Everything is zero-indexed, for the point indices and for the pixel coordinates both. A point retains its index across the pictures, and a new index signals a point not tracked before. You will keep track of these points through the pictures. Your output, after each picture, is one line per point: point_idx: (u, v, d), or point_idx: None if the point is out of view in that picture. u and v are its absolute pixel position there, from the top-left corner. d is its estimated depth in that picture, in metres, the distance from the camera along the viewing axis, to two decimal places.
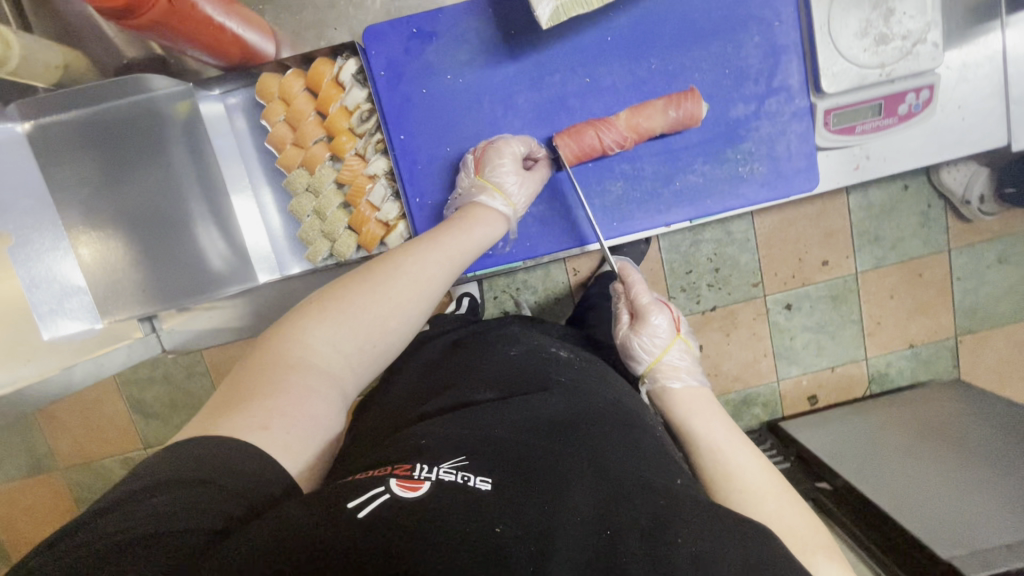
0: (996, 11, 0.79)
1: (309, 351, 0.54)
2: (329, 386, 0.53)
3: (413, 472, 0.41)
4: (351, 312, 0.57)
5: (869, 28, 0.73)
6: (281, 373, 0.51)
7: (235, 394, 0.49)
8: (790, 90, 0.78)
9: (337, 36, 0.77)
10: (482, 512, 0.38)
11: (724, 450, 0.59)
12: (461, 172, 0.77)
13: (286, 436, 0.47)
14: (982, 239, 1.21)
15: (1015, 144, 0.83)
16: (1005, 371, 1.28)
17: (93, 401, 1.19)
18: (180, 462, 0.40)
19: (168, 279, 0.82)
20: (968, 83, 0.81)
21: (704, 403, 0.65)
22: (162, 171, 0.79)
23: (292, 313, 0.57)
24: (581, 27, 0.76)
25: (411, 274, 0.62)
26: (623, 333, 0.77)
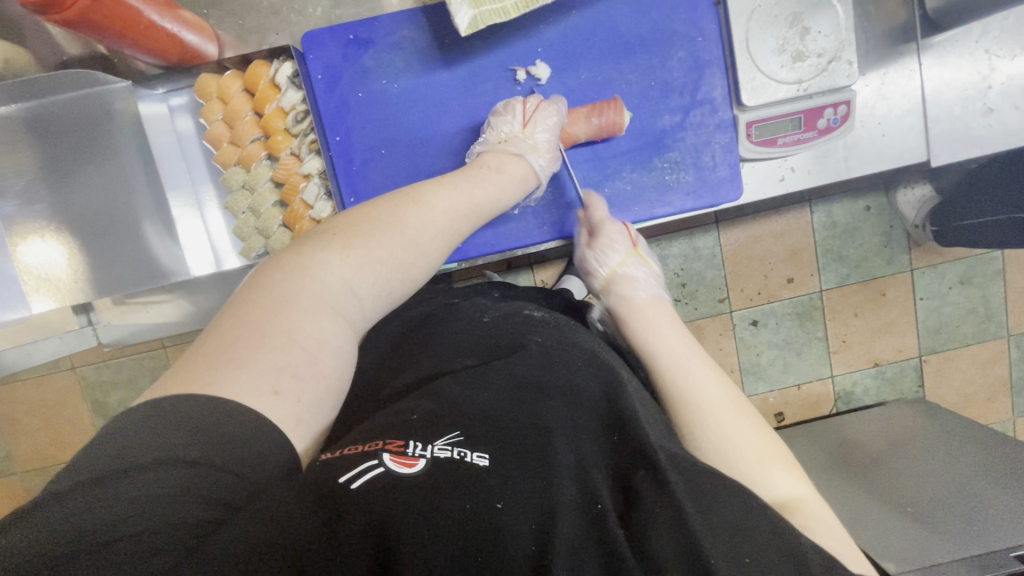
0: (912, 35, 0.83)
1: (329, 294, 0.51)
2: (342, 334, 0.51)
3: (407, 448, 0.40)
4: (377, 257, 0.55)
5: (785, 45, 0.77)
6: (294, 312, 0.48)
7: (237, 338, 0.45)
8: (713, 103, 0.81)
9: (279, 40, 0.80)
10: (479, 488, 0.37)
11: (693, 386, 0.57)
12: (506, 117, 0.77)
13: (297, 403, 0.45)
14: (944, 260, 1.24)
15: (934, 161, 0.86)
16: (970, 392, 1.30)
17: (56, 402, 1.21)
18: (172, 431, 0.38)
19: (107, 268, 0.82)
20: (887, 102, 0.85)
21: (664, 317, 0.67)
22: (105, 163, 0.80)
23: (305, 244, 0.54)
24: (513, 37, 0.79)
25: (439, 223, 0.62)
26: (581, 251, 0.80)
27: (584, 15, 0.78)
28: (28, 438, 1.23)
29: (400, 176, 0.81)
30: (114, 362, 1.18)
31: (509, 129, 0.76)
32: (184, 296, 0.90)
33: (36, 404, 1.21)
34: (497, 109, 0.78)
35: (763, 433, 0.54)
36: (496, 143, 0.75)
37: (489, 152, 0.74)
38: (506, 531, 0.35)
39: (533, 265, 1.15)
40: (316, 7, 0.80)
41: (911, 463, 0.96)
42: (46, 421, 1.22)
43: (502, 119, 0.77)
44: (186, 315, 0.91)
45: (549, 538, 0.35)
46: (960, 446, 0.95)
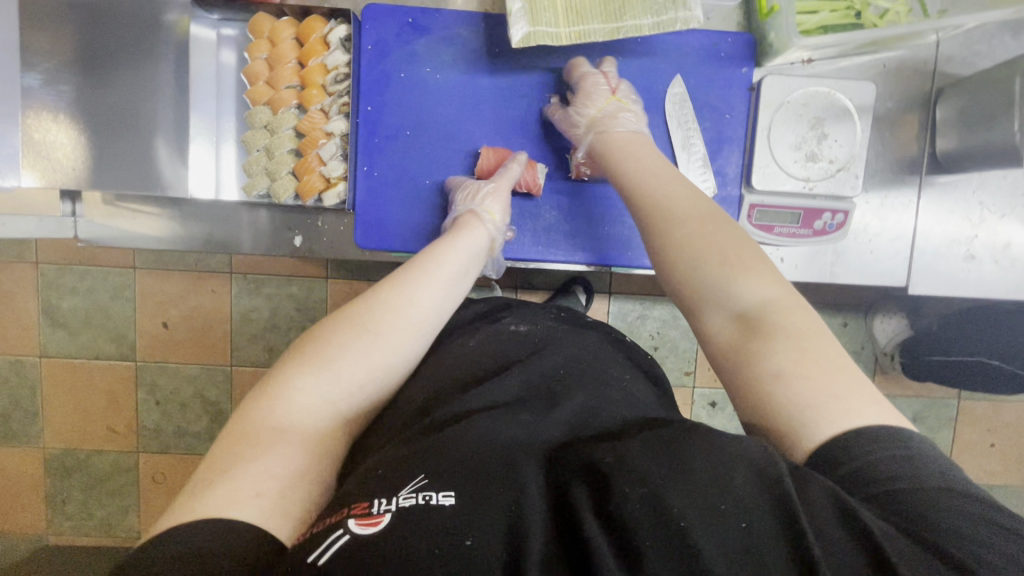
0: (917, 169, 0.89)
1: (286, 411, 0.53)
2: (309, 441, 0.52)
3: (371, 508, 0.40)
4: (326, 355, 0.57)
5: (802, 144, 0.82)
6: (256, 435, 0.50)
7: (203, 476, 0.47)
8: (725, 177, 0.85)
9: (341, 4, 0.84)
10: (447, 529, 0.36)
11: (696, 261, 0.60)
12: (462, 189, 0.80)
13: (279, 493, 0.46)
14: (903, 392, 1.28)
15: (911, 289, 0.90)
16: None
17: (7, 294, 1.18)
18: (166, 543, 0.40)
19: (108, 165, 0.82)
20: (881, 224, 0.90)
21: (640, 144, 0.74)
22: (141, 67, 0.82)
23: (260, 385, 0.55)
24: (558, 65, 0.83)
25: (386, 299, 0.62)
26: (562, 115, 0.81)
27: (629, 64, 0.83)
28: None
29: (416, 160, 0.84)
30: (80, 269, 1.16)
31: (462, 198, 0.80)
32: (174, 213, 0.89)
33: None
34: (453, 185, 0.82)
35: (769, 274, 0.58)
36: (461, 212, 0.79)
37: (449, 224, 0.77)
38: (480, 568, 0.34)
39: (517, 289, 1.16)
40: None
41: None
42: None
43: (459, 195, 0.80)
44: (170, 232, 0.90)
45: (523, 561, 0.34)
46: None
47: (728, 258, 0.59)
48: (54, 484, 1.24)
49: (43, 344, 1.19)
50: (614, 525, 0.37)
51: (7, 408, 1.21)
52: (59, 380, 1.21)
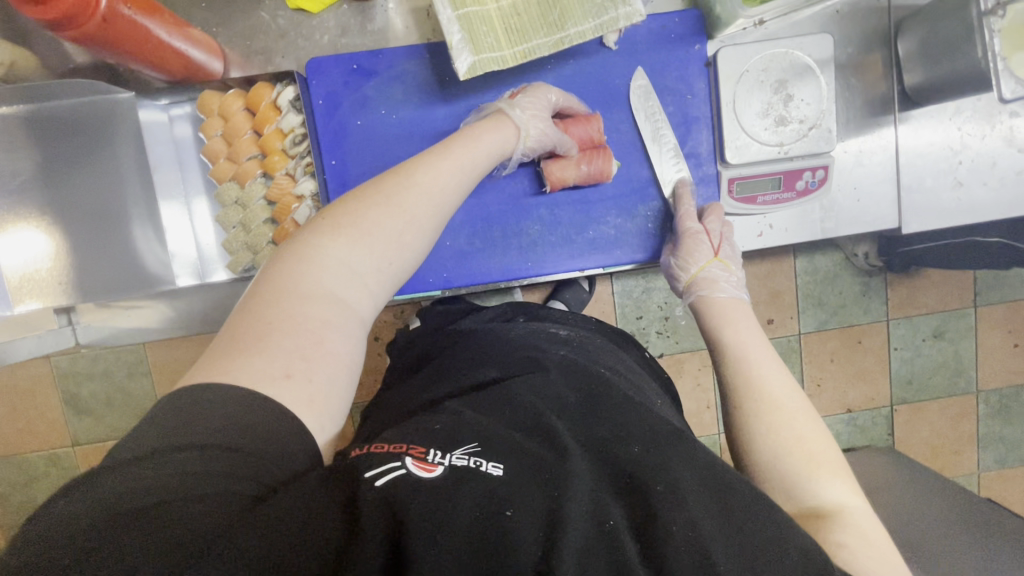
0: (889, 108, 0.88)
1: (323, 280, 0.51)
2: (343, 316, 0.51)
3: (427, 454, 0.42)
4: (365, 230, 0.55)
5: (769, 109, 0.81)
6: (289, 301, 0.49)
7: (247, 330, 0.47)
8: (699, 157, 0.85)
9: (284, 63, 0.83)
10: (492, 496, 0.38)
11: (760, 366, 0.63)
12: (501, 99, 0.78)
13: (309, 382, 0.46)
14: (919, 313, 1.28)
15: (905, 228, 0.89)
16: (937, 444, 1.33)
17: (29, 393, 1.20)
18: (201, 423, 0.40)
19: (91, 272, 0.83)
20: (864, 168, 0.89)
21: (739, 314, 0.72)
22: (103, 170, 0.81)
23: (299, 234, 0.55)
24: (511, 79, 0.82)
25: (423, 186, 0.60)
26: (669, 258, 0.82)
27: (581, 64, 0.82)
28: None
29: None
30: (91, 356, 1.17)
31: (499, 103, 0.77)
32: (166, 303, 0.92)
33: (8, 393, 1.20)
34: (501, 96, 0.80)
35: (825, 439, 0.57)
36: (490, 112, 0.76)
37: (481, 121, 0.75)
38: (517, 540, 0.36)
39: (519, 290, 1.16)
40: (323, 35, 0.83)
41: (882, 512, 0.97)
42: (17, 411, 1.20)
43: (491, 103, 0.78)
44: (165, 321, 0.94)
45: (556, 545, 0.36)
46: (926, 502, 0.97)
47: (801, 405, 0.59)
48: None
49: (73, 434, 1.21)
50: (651, 556, 0.39)
51: None
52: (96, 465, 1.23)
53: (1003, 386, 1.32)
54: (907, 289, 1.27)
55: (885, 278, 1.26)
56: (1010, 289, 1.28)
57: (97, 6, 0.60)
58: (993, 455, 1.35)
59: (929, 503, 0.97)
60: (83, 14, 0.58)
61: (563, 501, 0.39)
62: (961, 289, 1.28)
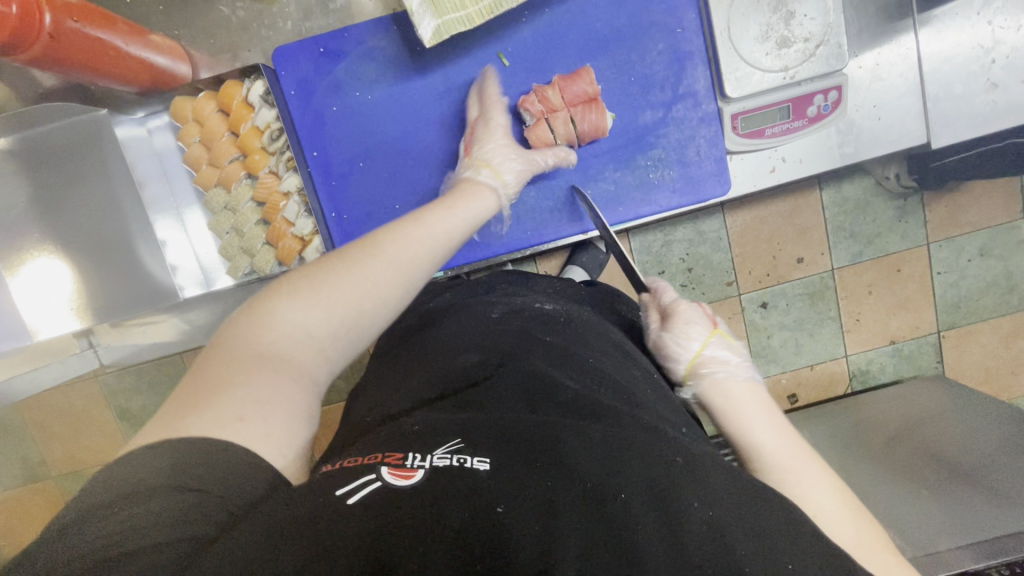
0: (906, 10, 0.78)
1: (282, 321, 0.49)
2: (302, 372, 0.48)
3: (405, 460, 0.41)
4: (342, 290, 0.52)
5: (769, 31, 0.73)
6: (247, 355, 0.46)
7: (207, 378, 0.45)
8: (696, 96, 0.78)
9: (251, 57, 0.80)
10: (481, 495, 0.37)
11: (750, 428, 0.57)
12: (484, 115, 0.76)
13: (265, 424, 0.43)
14: (962, 232, 1.19)
15: (934, 142, 0.82)
16: (991, 367, 1.26)
17: (83, 411, 1.25)
18: (141, 471, 0.38)
19: (99, 296, 0.84)
20: (882, 83, 0.81)
21: (758, 401, 0.59)
22: (97, 193, 0.81)
23: (260, 296, 0.51)
24: (485, 39, 0.77)
25: (411, 249, 0.56)
26: (656, 334, 0.72)
27: (558, 12, 0.76)
28: (59, 444, 1.27)
29: (379, 188, 0.81)
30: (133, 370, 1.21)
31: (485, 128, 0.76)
32: (177, 315, 0.92)
33: (65, 413, 1.25)
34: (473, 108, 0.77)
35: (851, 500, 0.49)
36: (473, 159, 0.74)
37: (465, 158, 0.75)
38: (512, 535, 0.35)
39: (534, 258, 1.14)
40: (286, 21, 0.79)
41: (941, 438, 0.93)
42: (72, 430, 1.26)
43: (478, 135, 0.75)
44: (180, 335, 0.93)
45: (558, 541, 0.35)
46: (988, 426, 0.91)
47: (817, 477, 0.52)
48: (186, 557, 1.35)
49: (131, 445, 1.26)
50: (663, 534, 0.37)
51: None
52: None
53: None
54: (948, 208, 1.18)
55: (923, 199, 1.17)
56: None
57: (40, 23, 0.58)
58: None
59: (987, 426, 0.91)
60: (28, 35, 0.57)
61: (557, 489, 0.38)
62: (1008, 202, 1.18)
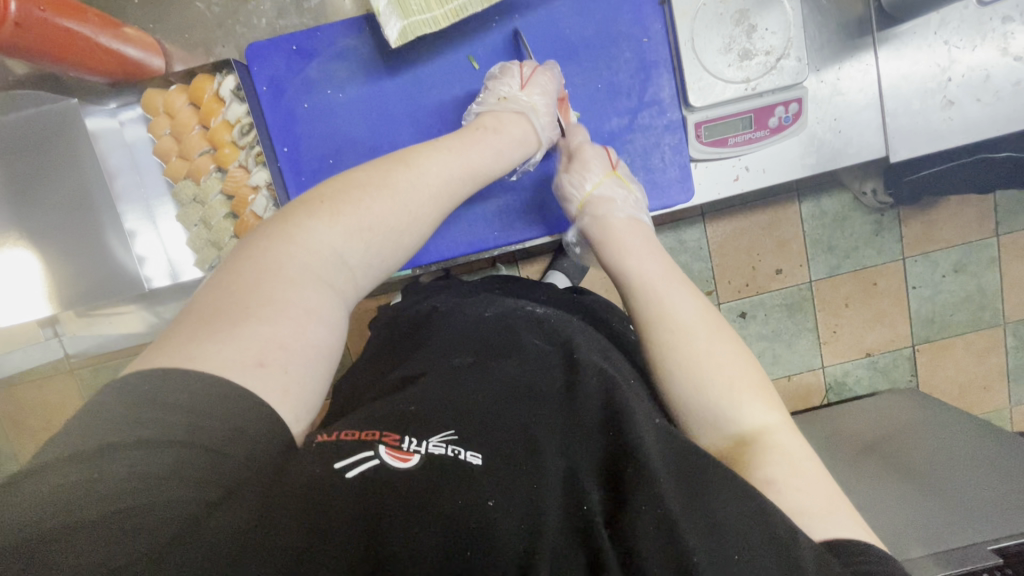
0: (867, 28, 0.81)
1: (307, 258, 0.52)
2: (329, 303, 0.52)
3: (402, 442, 0.43)
4: (367, 223, 0.55)
5: (731, 44, 0.75)
6: (275, 287, 0.48)
7: (227, 306, 0.47)
8: (661, 104, 0.80)
9: (225, 53, 0.81)
10: (468, 487, 0.39)
11: (693, 335, 0.59)
12: (504, 80, 0.76)
13: (283, 374, 0.45)
14: (937, 248, 1.22)
15: (892, 156, 0.84)
16: (964, 382, 1.28)
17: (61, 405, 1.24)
18: (165, 411, 0.39)
19: (65, 284, 0.84)
20: (843, 97, 0.83)
21: (678, 282, 0.65)
22: (65, 182, 0.82)
23: (294, 211, 0.54)
24: (457, 44, 0.79)
25: (433, 187, 0.62)
26: (584, 219, 0.76)
27: (528, 19, 0.78)
28: (34, 437, 1.26)
29: None
30: None
31: (507, 90, 0.75)
32: (146, 307, 0.92)
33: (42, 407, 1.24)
34: (494, 72, 0.77)
35: (771, 402, 0.55)
36: (495, 103, 0.75)
37: (485, 114, 0.74)
38: (494, 527, 0.37)
39: (517, 262, 1.15)
40: (260, 18, 0.80)
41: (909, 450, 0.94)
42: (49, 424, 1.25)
43: (500, 82, 0.76)
44: (148, 327, 0.93)
45: (537, 536, 0.37)
46: (953, 438, 0.93)
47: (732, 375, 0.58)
48: None
49: None
50: (633, 542, 0.38)
51: None
52: None
53: None
54: (922, 224, 1.20)
55: (899, 214, 1.20)
56: None
57: (4, 11, 0.58)
58: None
59: (982, 451, 0.89)
60: None
61: (536, 489, 0.40)
62: (980, 220, 1.21)
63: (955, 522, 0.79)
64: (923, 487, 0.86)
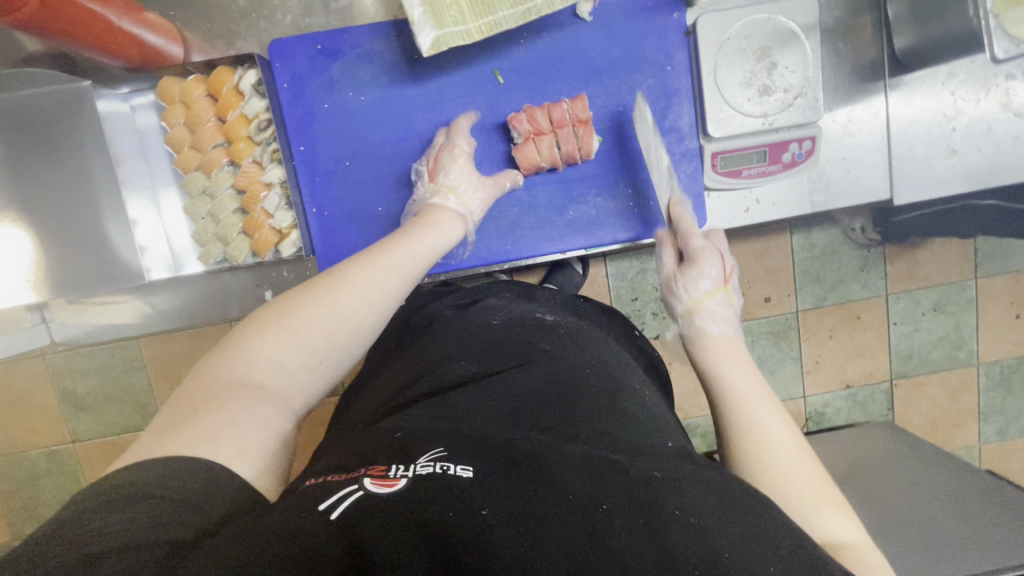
0: (879, 73, 0.84)
1: (265, 343, 0.51)
2: (275, 400, 0.49)
3: (388, 471, 0.40)
4: (330, 295, 0.55)
5: (752, 79, 0.77)
6: (224, 385, 0.47)
7: (186, 403, 0.46)
8: (680, 131, 0.81)
9: (247, 46, 0.80)
10: (462, 501, 0.36)
11: (753, 407, 0.52)
12: (419, 183, 0.78)
13: (242, 445, 0.44)
14: (919, 286, 1.26)
15: (896, 199, 0.87)
16: (937, 418, 1.32)
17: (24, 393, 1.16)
18: (147, 465, 0.40)
19: (59, 269, 0.81)
20: (853, 138, 0.86)
21: (734, 353, 0.59)
22: (67, 164, 0.79)
23: (230, 333, 0.52)
24: (482, 56, 0.79)
25: (358, 287, 0.56)
26: (669, 272, 0.71)
27: (555, 37, 0.79)
28: None
29: (362, 189, 0.81)
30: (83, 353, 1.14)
31: (422, 188, 0.77)
32: (139, 297, 0.89)
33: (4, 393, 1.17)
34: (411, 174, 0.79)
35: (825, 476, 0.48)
36: (423, 194, 0.76)
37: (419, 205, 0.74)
38: (491, 541, 0.34)
39: (513, 274, 1.15)
40: (285, 14, 0.79)
41: (890, 485, 0.96)
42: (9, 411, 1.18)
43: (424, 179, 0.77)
44: (141, 318, 0.89)
45: (537, 548, 0.34)
46: (932, 474, 0.95)
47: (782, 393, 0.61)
48: None
49: (72, 430, 1.18)
50: (647, 538, 0.36)
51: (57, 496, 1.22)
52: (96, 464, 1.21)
53: (1004, 356, 1.30)
54: (906, 262, 1.24)
55: (884, 252, 1.23)
56: (1012, 259, 1.25)
57: None
58: (994, 427, 1.33)
59: (979, 505, 0.87)
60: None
61: (539, 498, 0.37)
62: (960, 262, 1.25)
63: (928, 562, 0.78)
64: (906, 532, 0.85)
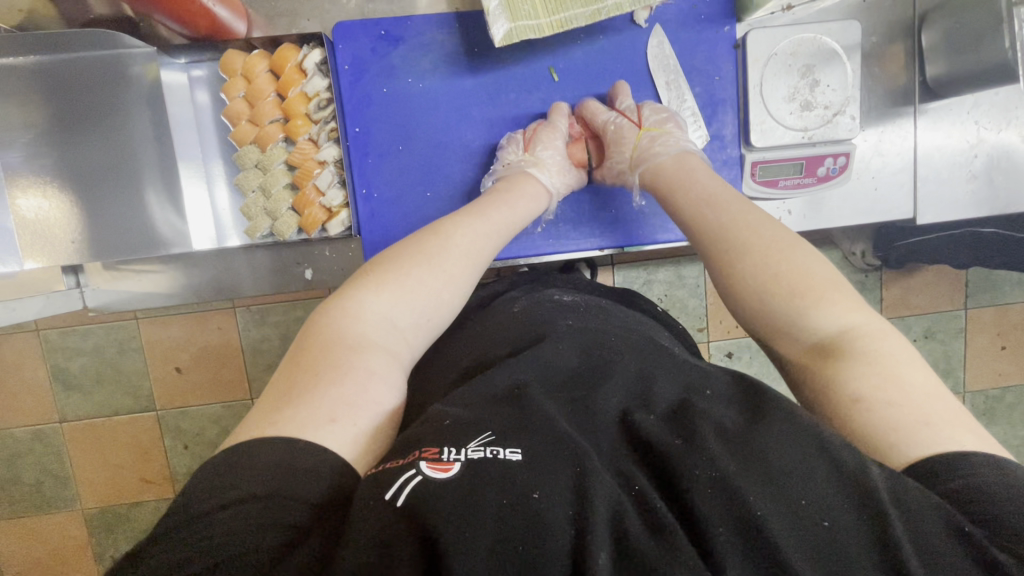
0: (910, 98, 0.89)
1: (377, 304, 0.56)
2: (389, 368, 0.52)
3: (443, 453, 0.38)
4: (435, 260, 0.61)
5: (795, 94, 0.81)
6: (342, 354, 0.50)
7: (296, 381, 0.48)
8: (723, 140, 0.85)
9: (309, 26, 0.81)
10: (516, 486, 0.35)
11: (773, 249, 0.57)
12: (510, 147, 0.80)
13: (355, 427, 0.46)
14: (912, 313, 1.30)
15: (919, 219, 0.91)
16: None
17: (17, 366, 1.13)
18: (235, 470, 0.40)
19: (103, 233, 0.80)
20: (882, 158, 0.90)
21: (729, 198, 0.64)
22: (120, 130, 0.78)
23: (338, 295, 0.57)
24: (539, 53, 0.82)
25: (462, 247, 0.64)
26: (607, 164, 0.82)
27: (612, 40, 0.82)
28: None
29: (413, 175, 0.82)
30: (83, 329, 1.11)
31: (513, 156, 0.80)
32: (177, 266, 0.89)
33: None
34: (501, 142, 0.82)
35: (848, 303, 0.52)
36: (506, 167, 0.79)
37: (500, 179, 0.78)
38: (549, 525, 0.33)
39: None
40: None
41: None
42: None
43: (506, 151, 0.81)
44: (178, 287, 0.89)
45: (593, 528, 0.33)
46: None
47: (775, 248, 0.57)
48: (102, 541, 1.21)
49: (61, 408, 1.14)
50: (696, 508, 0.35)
51: (38, 477, 1.17)
52: (82, 446, 1.17)
53: (989, 387, 1.34)
54: (901, 289, 1.29)
55: (881, 278, 1.27)
56: (1000, 293, 1.31)
57: None
58: None
59: None
60: None
61: (593, 477, 0.35)
62: (952, 292, 1.30)
63: None
64: None
